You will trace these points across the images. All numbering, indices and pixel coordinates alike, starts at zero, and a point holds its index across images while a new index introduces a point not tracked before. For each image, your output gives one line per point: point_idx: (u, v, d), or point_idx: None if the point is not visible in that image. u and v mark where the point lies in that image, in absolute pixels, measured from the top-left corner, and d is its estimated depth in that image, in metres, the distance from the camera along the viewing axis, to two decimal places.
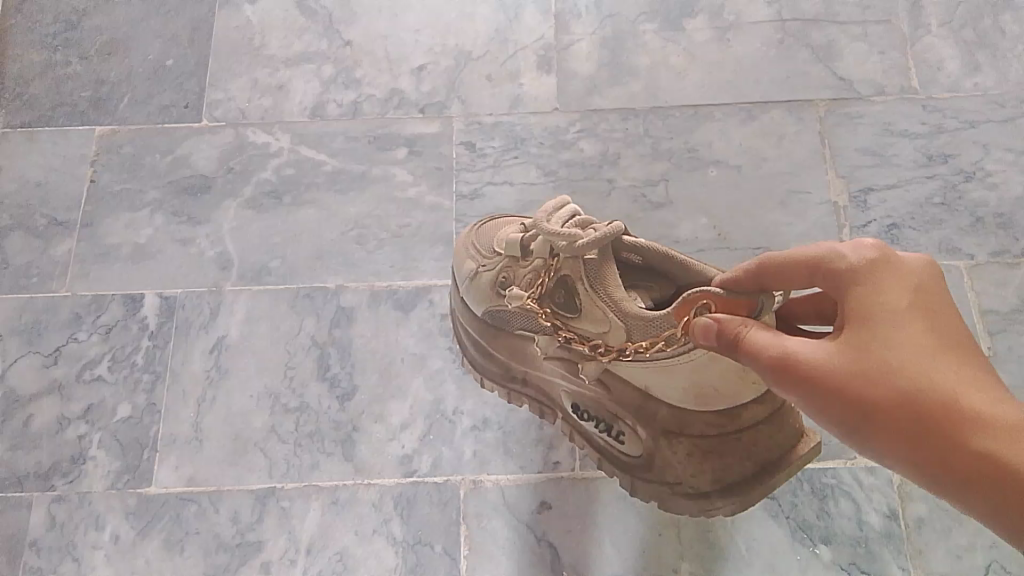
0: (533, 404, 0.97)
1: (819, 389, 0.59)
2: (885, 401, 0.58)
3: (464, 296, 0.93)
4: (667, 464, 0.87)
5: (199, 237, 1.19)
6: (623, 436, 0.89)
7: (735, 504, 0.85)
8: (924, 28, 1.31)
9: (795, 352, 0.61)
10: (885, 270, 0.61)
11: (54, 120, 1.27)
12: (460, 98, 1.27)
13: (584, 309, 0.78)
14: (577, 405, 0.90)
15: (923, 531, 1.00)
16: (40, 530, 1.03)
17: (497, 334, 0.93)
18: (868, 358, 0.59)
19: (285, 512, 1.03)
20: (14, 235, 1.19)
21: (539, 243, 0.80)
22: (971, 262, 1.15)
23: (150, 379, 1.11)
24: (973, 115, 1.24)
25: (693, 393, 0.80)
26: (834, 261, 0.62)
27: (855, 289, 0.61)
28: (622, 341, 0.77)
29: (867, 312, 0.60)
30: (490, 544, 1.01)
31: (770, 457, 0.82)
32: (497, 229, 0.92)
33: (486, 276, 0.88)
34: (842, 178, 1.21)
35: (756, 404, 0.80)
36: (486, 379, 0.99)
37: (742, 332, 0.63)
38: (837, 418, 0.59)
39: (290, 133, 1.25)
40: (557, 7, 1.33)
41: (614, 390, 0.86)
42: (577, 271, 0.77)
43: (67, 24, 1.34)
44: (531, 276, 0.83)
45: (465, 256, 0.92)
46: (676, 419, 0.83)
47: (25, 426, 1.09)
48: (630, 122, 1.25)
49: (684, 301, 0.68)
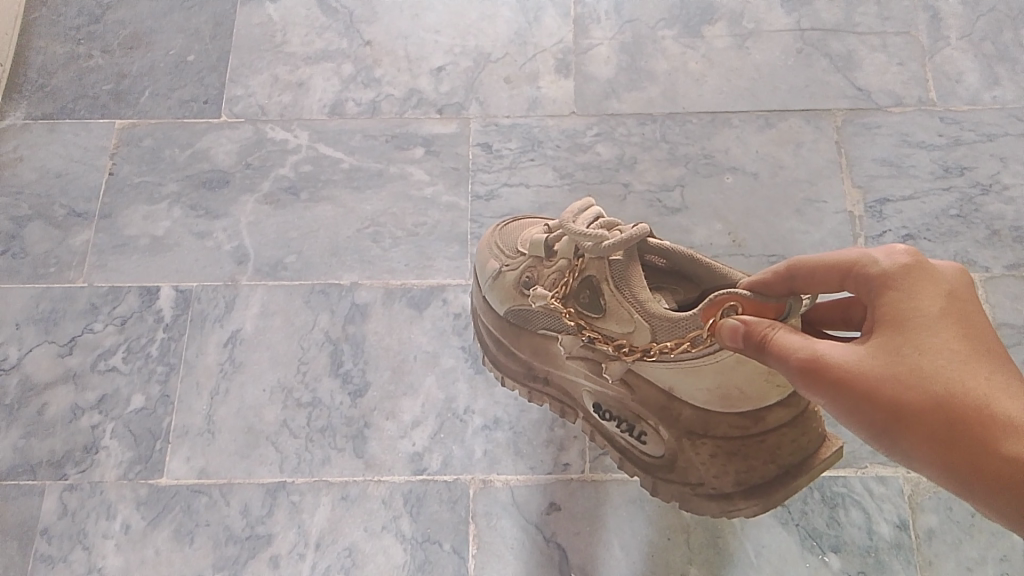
0: (555, 403, 0.97)
1: (847, 389, 0.59)
2: (914, 402, 0.57)
3: (486, 295, 0.94)
4: (690, 465, 0.86)
5: (216, 230, 1.20)
6: (645, 436, 0.89)
7: (758, 505, 0.84)
8: (944, 40, 1.31)
9: (824, 355, 0.61)
10: (919, 277, 0.61)
11: (75, 112, 1.28)
12: (479, 99, 1.28)
13: (609, 309, 0.78)
14: (599, 405, 0.90)
15: (933, 542, 1.00)
16: (51, 518, 1.03)
17: (519, 334, 0.93)
18: (898, 361, 0.59)
19: (295, 505, 1.03)
20: (34, 225, 1.20)
21: (564, 244, 0.81)
22: (986, 275, 1.15)
23: (165, 370, 1.11)
24: (991, 128, 1.24)
25: (718, 395, 0.80)
26: (866, 266, 0.63)
27: (886, 293, 0.62)
28: (647, 341, 0.77)
29: (898, 316, 0.60)
30: (498, 544, 1.01)
31: (794, 459, 0.82)
32: (521, 230, 0.93)
33: (509, 276, 0.88)
34: (859, 188, 1.21)
35: (780, 406, 0.80)
36: (507, 378, 0.99)
37: (769, 333, 0.64)
38: (866, 419, 0.60)
39: (310, 130, 1.26)
40: (577, 11, 1.34)
41: (637, 391, 0.85)
42: (603, 272, 0.78)
43: (91, 18, 1.35)
44: (555, 276, 0.83)
45: (488, 255, 0.93)
46: (700, 420, 0.83)
47: (40, 414, 1.09)
48: (647, 127, 1.26)
49: (712, 303, 0.68)
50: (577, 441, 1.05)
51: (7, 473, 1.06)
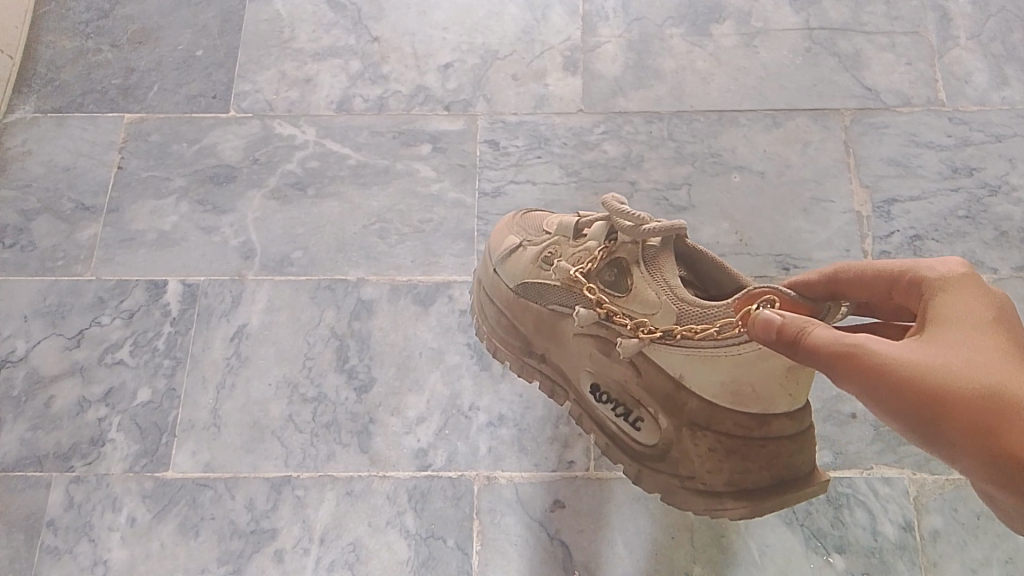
0: (546, 381, 0.96)
1: (887, 376, 0.58)
2: (959, 388, 0.56)
3: (500, 268, 0.93)
4: (684, 457, 0.85)
5: (223, 225, 1.20)
6: (641, 423, 0.87)
7: (745, 509, 0.84)
8: (953, 40, 1.30)
9: (868, 342, 0.60)
10: (967, 287, 0.63)
11: (83, 106, 1.28)
12: (486, 96, 1.28)
13: (633, 289, 0.79)
14: (597, 386, 0.89)
15: (938, 544, 0.99)
16: (57, 510, 1.04)
17: (525, 309, 0.92)
18: (944, 354, 0.59)
19: (299, 500, 1.04)
20: (41, 219, 1.21)
21: (598, 226, 0.83)
22: (993, 276, 1.15)
23: (171, 364, 1.12)
24: (1000, 129, 1.24)
25: (730, 390, 0.77)
26: (918, 273, 0.66)
27: (935, 297, 0.64)
28: (667, 325, 0.77)
29: (943, 317, 0.62)
30: (502, 541, 1.01)
31: (787, 473, 0.82)
32: (544, 219, 0.95)
33: (531, 251, 0.89)
34: (866, 188, 1.20)
35: (787, 417, 0.79)
36: (504, 350, 0.98)
37: (805, 326, 0.63)
38: (904, 407, 0.58)
39: (316, 126, 1.26)
40: (585, 9, 1.34)
41: (644, 374, 0.82)
42: (634, 255, 0.80)
43: (100, 13, 1.35)
44: (580, 255, 0.84)
45: (511, 233, 0.94)
46: (705, 412, 0.81)
47: (47, 407, 1.10)
48: (654, 125, 1.25)
49: (747, 295, 0.70)
50: (582, 439, 1.05)
51: (13, 465, 1.07)
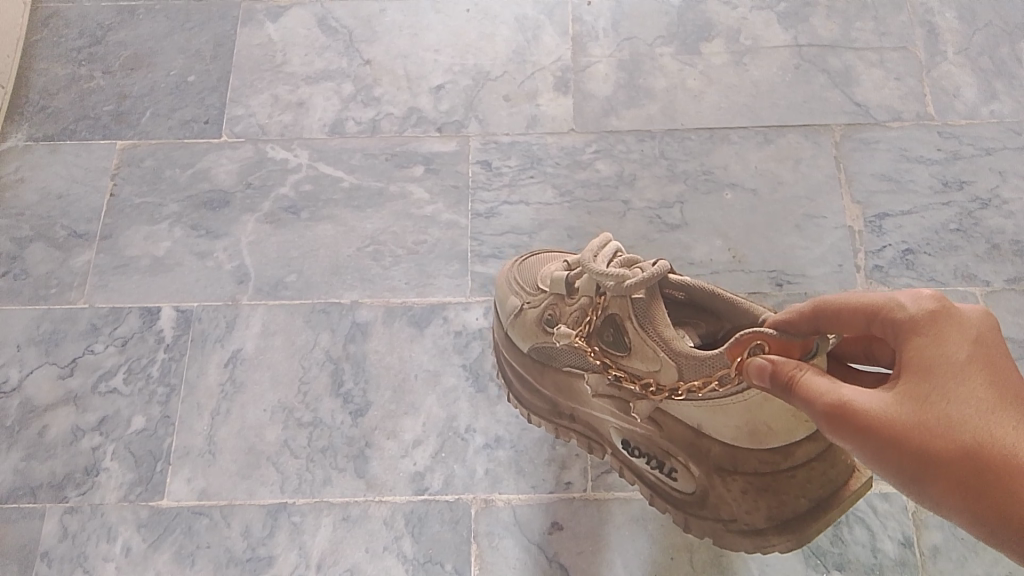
0: (581, 438, 0.97)
1: (871, 438, 0.58)
2: (942, 451, 0.55)
3: (509, 332, 0.96)
4: (722, 501, 0.85)
5: (217, 249, 1.20)
6: (676, 472, 0.88)
7: (792, 541, 0.83)
8: (941, 55, 1.31)
9: (850, 401, 0.59)
10: (944, 322, 0.59)
11: (76, 133, 1.28)
12: (479, 117, 1.28)
13: (633, 347, 0.78)
14: (626, 441, 0.90)
15: (938, 560, 0.99)
16: (52, 540, 1.03)
17: (544, 370, 0.94)
18: (923, 410, 0.57)
19: (296, 526, 1.03)
20: (35, 246, 1.21)
21: (585, 281, 0.82)
22: (987, 289, 1.15)
23: (166, 391, 1.11)
24: (990, 142, 1.25)
25: (747, 432, 0.78)
26: (892, 310, 0.61)
27: (912, 338, 0.60)
28: (673, 380, 0.76)
29: (923, 363, 0.58)
30: (500, 565, 1.00)
31: (824, 492, 0.80)
32: (540, 265, 0.95)
33: (531, 313, 0.90)
34: (858, 204, 1.21)
35: (808, 441, 0.78)
36: (533, 415, 1.00)
37: (797, 375, 0.63)
38: (891, 466, 0.58)
39: (310, 149, 1.27)
40: (575, 29, 1.34)
41: (665, 428, 0.85)
42: (625, 310, 0.78)
43: (92, 39, 1.36)
44: (577, 314, 0.84)
45: (509, 292, 0.95)
46: (729, 456, 0.82)
47: (41, 436, 1.09)
48: (646, 143, 1.26)
49: (736, 342, 0.67)
50: (579, 459, 1.05)
51: (7, 496, 1.06)
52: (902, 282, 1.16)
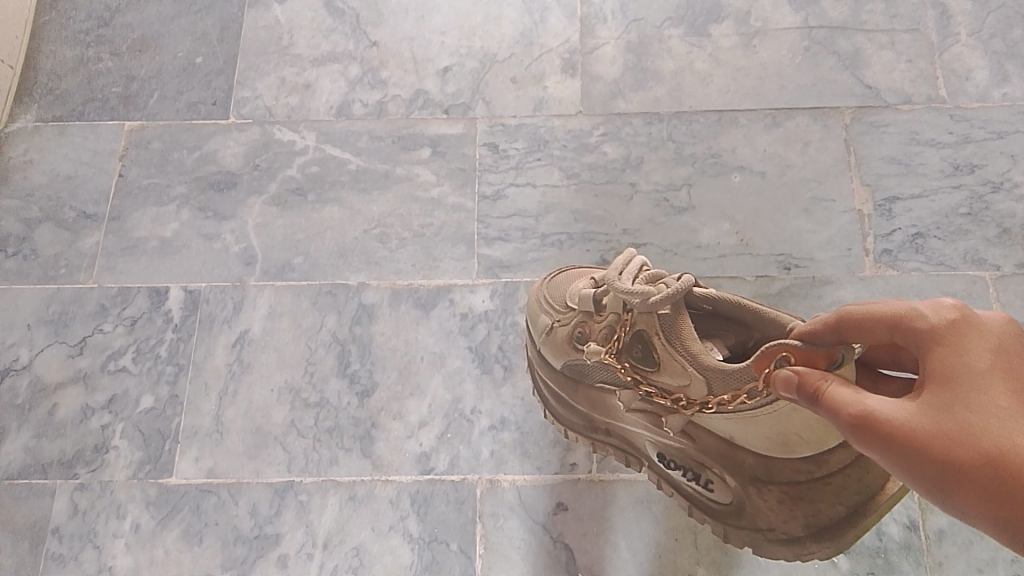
0: (617, 452, 0.97)
1: (896, 447, 0.56)
2: (964, 457, 0.53)
3: (541, 350, 0.96)
4: (759, 511, 0.85)
5: (224, 232, 1.20)
6: (711, 484, 0.88)
7: (831, 548, 0.80)
8: (953, 37, 1.30)
9: (873, 411, 0.58)
10: (966, 332, 0.58)
11: (84, 115, 1.29)
12: (485, 100, 1.28)
13: (662, 362, 0.78)
14: (662, 454, 0.90)
15: (943, 543, 0.99)
16: (62, 518, 1.04)
17: (578, 387, 0.94)
18: (945, 418, 0.55)
19: (303, 506, 1.04)
20: (44, 227, 1.21)
21: (612, 299, 0.82)
22: (996, 273, 1.14)
23: (174, 371, 1.12)
24: (1001, 125, 1.23)
25: (779, 442, 0.78)
26: (913, 320, 0.60)
27: (933, 348, 0.58)
28: (703, 394, 0.76)
29: (944, 372, 0.57)
30: (505, 545, 1.01)
31: (861, 498, 0.76)
32: (567, 283, 0.95)
33: (561, 331, 0.90)
34: (866, 186, 1.20)
35: (841, 448, 0.75)
36: (569, 431, 1.00)
37: (821, 385, 0.61)
38: (916, 476, 0.56)
39: (316, 132, 1.27)
40: (583, 11, 1.33)
41: (699, 440, 0.85)
42: (653, 326, 0.77)
43: (99, 22, 1.36)
44: (606, 331, 0.84)
45: (539, 310, 0.95)
46: (763, 467, 0.82)
47: (50, 415, 1.10)
48: (653, 126, 1.25)
49: (762, 354, 0.66)
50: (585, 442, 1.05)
51: (18, 473, 1.07)
52: (911, 266, 1.15)
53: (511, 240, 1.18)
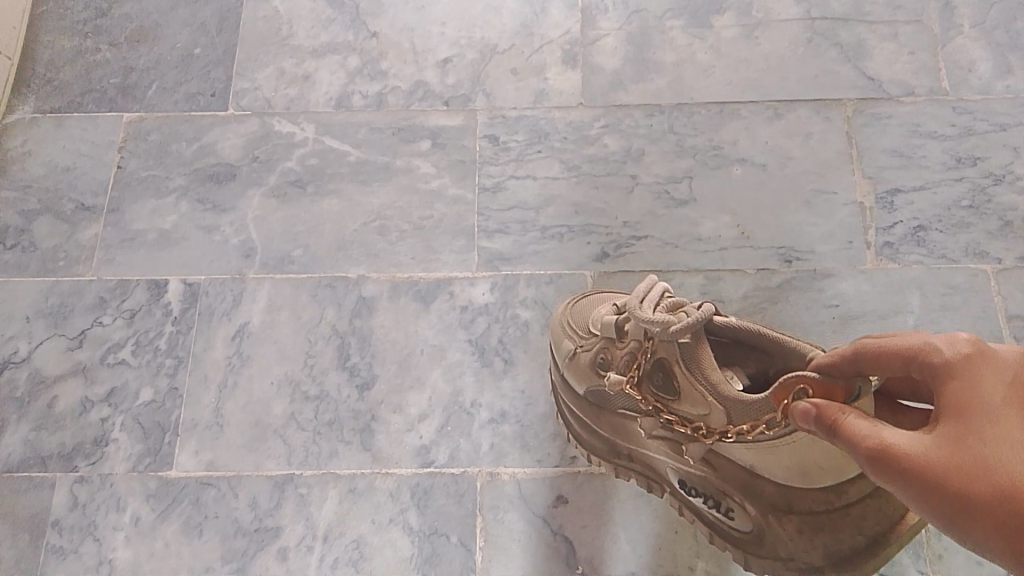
0: (640, 478, 0.96)
1: (915, 480, 0.55)
2: (979, 490, 0.51)
3: (564, 376, 0.97)
4: (779, 540, 0.83)
5: (223, 224, 1.20)
6: (732, 512, 0.87)
7: None
8: (956, 29, 1.29)
9: (890, 443, 0.57)
10: (981, 366, 0.57)
11: (82, 106, 1.28)
12: (485, 91, 1.27)
13: (682, 390, 0.78)
14: (684, 481, 0.89)
15: (943, 536, 0.99)
16: (62, 510, 1.04)
17: (600, 412, 0.94)
18: (963, 451, 0.54)
19: (303, 498, 1.04)
20: (42, 219, 1.21)
21: (633, 326, 0.82)
22: (998, 266, 1.14)
23: (173, 364, 1.12)
24: (1004, 117, 1.23)
25: (798, 471, 0.76)
26: (928, 354, 0.59)
27: (950, 383, 0.58)
28: (723, 423, 0.76)
29: (962, 405, 0.56)
30: (504, 538, 1.01)
31: (881, 528, 0.77)
32: (590, 309, 0.96)
33: (584, 357, 0.91)
34: (869, 179, 1.20)
35: (862, 478, 0.75)
36: (592, 456, 1.00)
37: (839, 417, 0.61)
38: (935, 510, 0.54)
39: (316, 123, 1.26)
40: (584, 1, 1.33)
41: (720, 469, 0.84)
42: (673, 354, 0.77)
43: (97, 12, 1.35)
44: (627, 358, 0.84)
45: (563, 335, 0.96)
46: (783, 496, 0.81)
47: (50, 407, 1.10)
48: (655, 118, 1.25)
49: (781, 386, 0.66)
50: None
51: (18, 466, 1.07)
52: (913, 259, 1.15)
53: (511, 233, 1.18)
